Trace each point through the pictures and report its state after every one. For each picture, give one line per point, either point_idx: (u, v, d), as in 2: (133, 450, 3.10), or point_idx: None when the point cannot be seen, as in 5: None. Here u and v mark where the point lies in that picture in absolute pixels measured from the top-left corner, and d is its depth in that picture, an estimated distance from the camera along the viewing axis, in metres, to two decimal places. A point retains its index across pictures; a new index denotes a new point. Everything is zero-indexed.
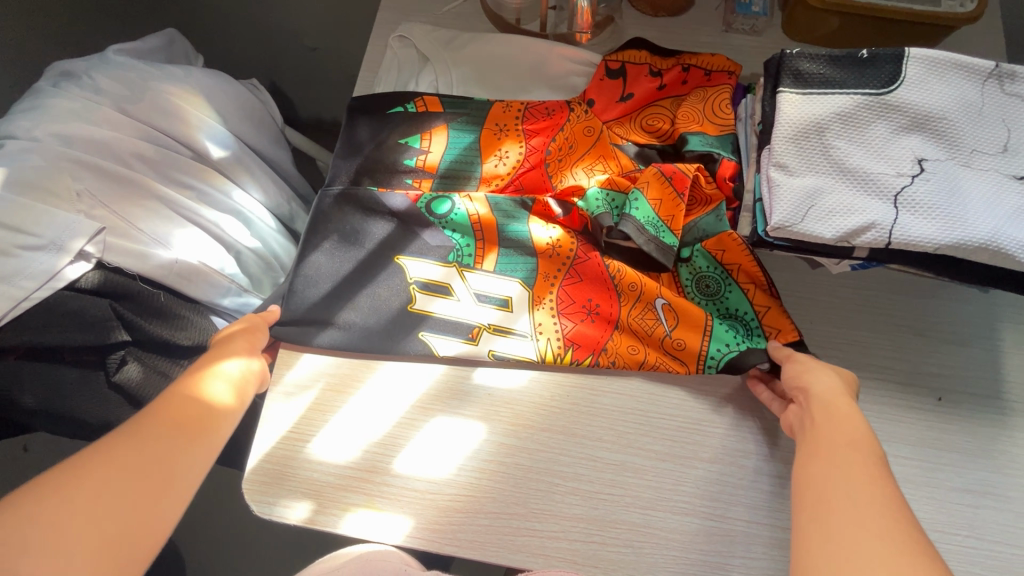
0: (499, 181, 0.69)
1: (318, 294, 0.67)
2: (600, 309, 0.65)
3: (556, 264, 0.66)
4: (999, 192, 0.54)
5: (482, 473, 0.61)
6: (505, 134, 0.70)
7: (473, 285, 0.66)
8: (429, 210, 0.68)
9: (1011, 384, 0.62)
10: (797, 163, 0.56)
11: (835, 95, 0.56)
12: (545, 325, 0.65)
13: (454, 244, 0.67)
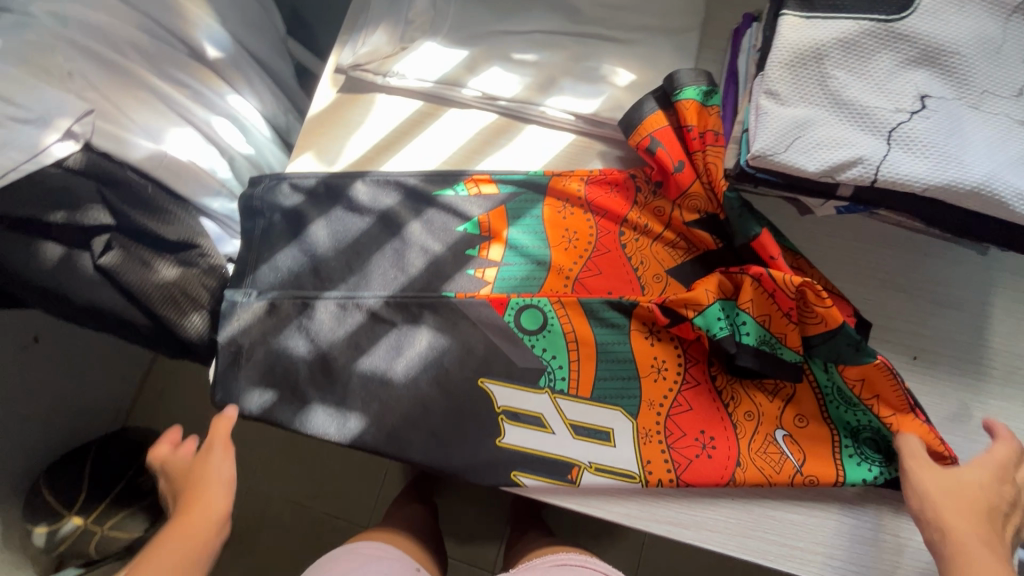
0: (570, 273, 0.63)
1: (326, 339, 0.63)
2: (714, 439, 0.56)
3: (661, 391, 0.58)
4: (1005, 136, 0.50)
5: (438, 382, 0.61)
6: (570, 230, 0.64)
7: (571, 416, 0.58)
8: (517, 321, 0.61)
9: (995, 351, 0.59)
10: (790, 92, 0.53)
11: (841, 19, 0.52)
12: (647, 448, 0.57)
13: (546, 365, 0.59)
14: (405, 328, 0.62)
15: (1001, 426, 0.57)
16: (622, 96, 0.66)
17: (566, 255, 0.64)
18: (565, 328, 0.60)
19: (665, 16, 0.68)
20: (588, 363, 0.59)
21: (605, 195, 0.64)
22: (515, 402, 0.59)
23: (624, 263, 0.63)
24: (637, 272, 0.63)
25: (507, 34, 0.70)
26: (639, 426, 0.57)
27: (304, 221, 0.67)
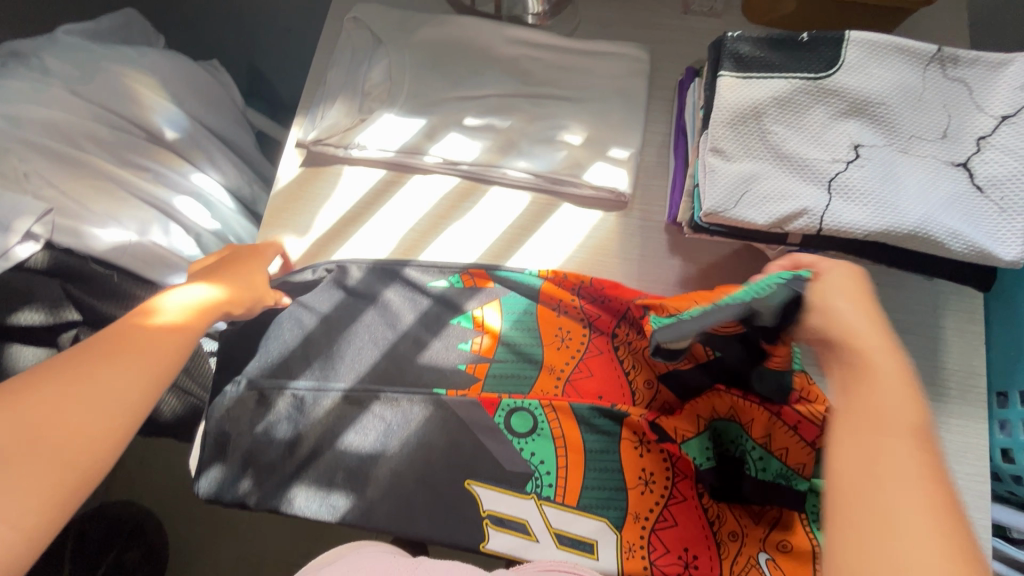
0: (559, 371, 0.63)
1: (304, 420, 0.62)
2: (694, 554, 0.54)
3: (649, 503, 0.57)
4: (934, 179, 0.53)
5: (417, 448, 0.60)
6: (565, 332, 0.64)
7: (555, 524, 0.56)
8: (508, 429, 0.60)
9: (951, 372, 0.62)
10: (734, 149, 0.56)
11: (774, 79, 0.55)
12: (630, 564, 0.54)
13: (533, 469, 0.59)
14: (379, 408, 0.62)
15: (964, 444, 0.60)
16: (579, 153, 0.68)
17: (557, 357, 0.63)
18: (554, 431, 0.59)
19: (613, 72, 0.71)
20: (577, 454, 0.59)
21: (593, 304, 0.65)
22: (502, 517, 0.57)
23: (613, 370, 0.62)
24: (628, 376, 0.62)
25: (464, 99, 0.72)
26: (623, 539, 0.55)
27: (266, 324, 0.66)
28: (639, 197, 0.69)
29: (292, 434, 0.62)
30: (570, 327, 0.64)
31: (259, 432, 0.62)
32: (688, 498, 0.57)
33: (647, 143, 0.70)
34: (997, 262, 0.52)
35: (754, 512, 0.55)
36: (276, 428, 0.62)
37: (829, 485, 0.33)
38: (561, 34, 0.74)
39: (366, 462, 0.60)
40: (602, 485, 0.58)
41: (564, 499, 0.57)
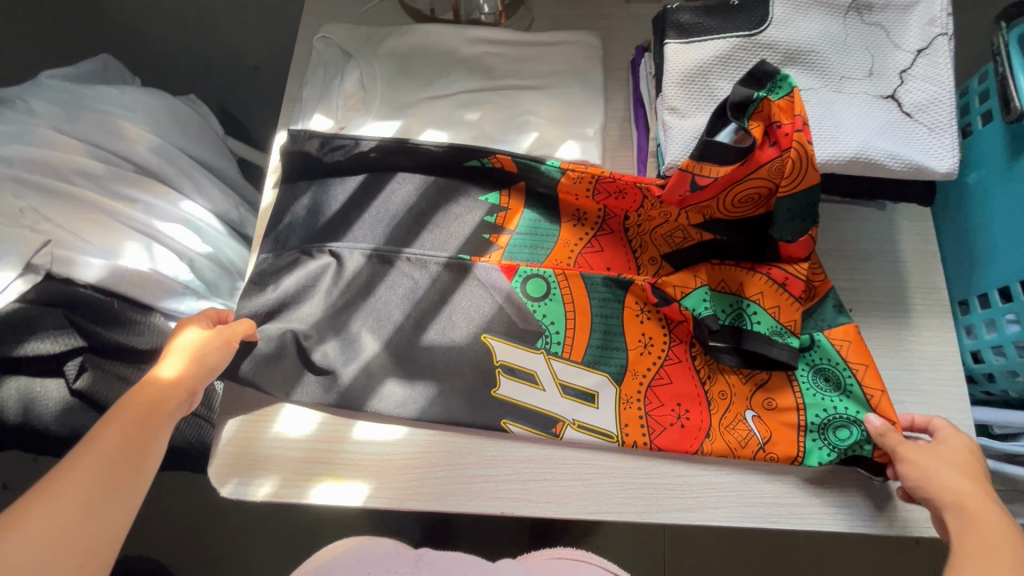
0: (566, 264, 0.69)
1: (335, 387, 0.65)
2: (687, 409, 0.63)
3: (647, 362, 0.65)
4: (868, 111, 0.59)
5: (430, 410, 0.64)
6: (582, 223, 0.70)
7: (562, 376, 0.64)
8: (525, 294, 0.67)
9: (914, 289, 0.67)
10: (687, 106, 0.61)
11: (713, 40, 0.61)
12: (628, 424, 0.62)
13: (544, 328, 0.66)
14: (430, 336, 0.67)
15: (936, 352, 0.65)
16: (547, 133, 0.73)
17: (571, 234, 0.70)
18: (566, 296, 0.67)
19: (570, 59, 0.77)
20: (583, 316, 0.66)
21: (611, 192, 0.67)
22: (514, 361, 0.65)
23: (624, 248, 0.69)
24: (634, 255, 0.69)
25: (434, 98, 0.76)
26: (622, 393, 0.64)
27: (303, 267, 0.70)
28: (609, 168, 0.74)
29: (327, 383, 0.65)
30: (586, 220, 0.70)
31: (293, 387, 0.65)
32: (682, 359, 0.65)
33: (610, 119, 0.76)
34: (934, 176, 0.57)
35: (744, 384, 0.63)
36: (310, 384, 0.65)
37: None
38: (518, 31, 0.79)
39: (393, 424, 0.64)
40: (603, 355, 0.65)
41: (570, 355, 0.65)
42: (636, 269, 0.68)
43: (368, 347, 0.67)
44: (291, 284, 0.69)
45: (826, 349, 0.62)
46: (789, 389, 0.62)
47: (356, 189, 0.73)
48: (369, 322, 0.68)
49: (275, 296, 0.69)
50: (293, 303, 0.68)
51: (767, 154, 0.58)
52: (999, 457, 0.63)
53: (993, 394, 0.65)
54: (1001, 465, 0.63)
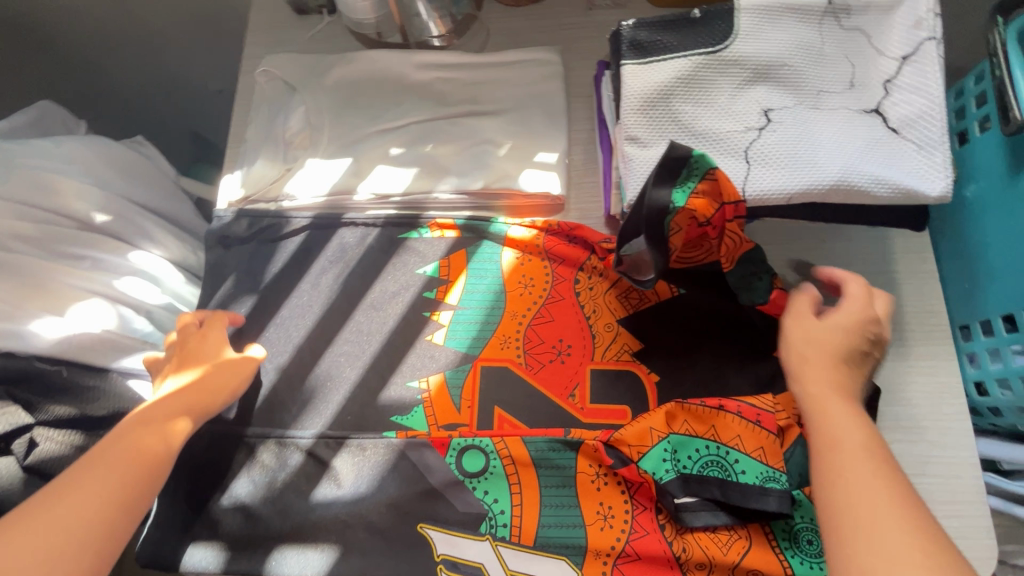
0: (519, 326, 0.64)
1: (276, 486, 0.61)
2: (661, 562, 0.54)
3: (609, 540, 0.56)
4: (849, 129, 0.53)
5: (384, 481, 0.60)
6: (531, 291, 0.65)
7: (513, 565, 0.56)
8: (456, 464, 0.59)
9: (910, 314, 0.62)
10: (649, 134, 0.55)
11: (673, 59, 0.56)
12: (594, 556, 0.55)
13: (488, 509, 0.58)
14: (340, 460, 0.61)
15: (937, 383, 0.59)
16: (506, 164, 0.68)
17: (518, 304, 0.65)
18: (508, 469, 0.58)
19: (527, 79, 0.71)
20: (529, 482, 0.58)
21: (562, 248, 0.66)
22: (457, 555, 0.57)
23: (576, 315, 0.64)
24: (589, 321, 0.64)
25: (384, 132, 0.71)
26: None
27: (252, 335, 0.67)
28: (575, 198, 0.69)
29: (252, 500, 0.61)
30: (537, 283, 0.65)
31: (230, 494, 0.61)
32: (650, 531, 0.55)
33: (573, 142, 0.70)
34: (925, 200, 0.51)
35: (725, 559, 0.54)
36: (248, 494, 0.61)
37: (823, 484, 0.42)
38: (471, 52, 0.74)
39: (345, 505, 0.60)
40: (558, 519, 0.57)
41: (521, 538, 0.57)
42: (591, 338, 0.63)
43: (276, 475, 0.62)
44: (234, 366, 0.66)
45: (807, 507, 0.55)
46: (775, 553, 0.54)
47: (281, 269, 0.69)
48: (280, 441, 0.62)
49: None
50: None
51: (699, 232, 0.55)
52: (1007, 496, 0.58)
53: (997, 427, 0.59)
54: (1009, 505, 0.58)
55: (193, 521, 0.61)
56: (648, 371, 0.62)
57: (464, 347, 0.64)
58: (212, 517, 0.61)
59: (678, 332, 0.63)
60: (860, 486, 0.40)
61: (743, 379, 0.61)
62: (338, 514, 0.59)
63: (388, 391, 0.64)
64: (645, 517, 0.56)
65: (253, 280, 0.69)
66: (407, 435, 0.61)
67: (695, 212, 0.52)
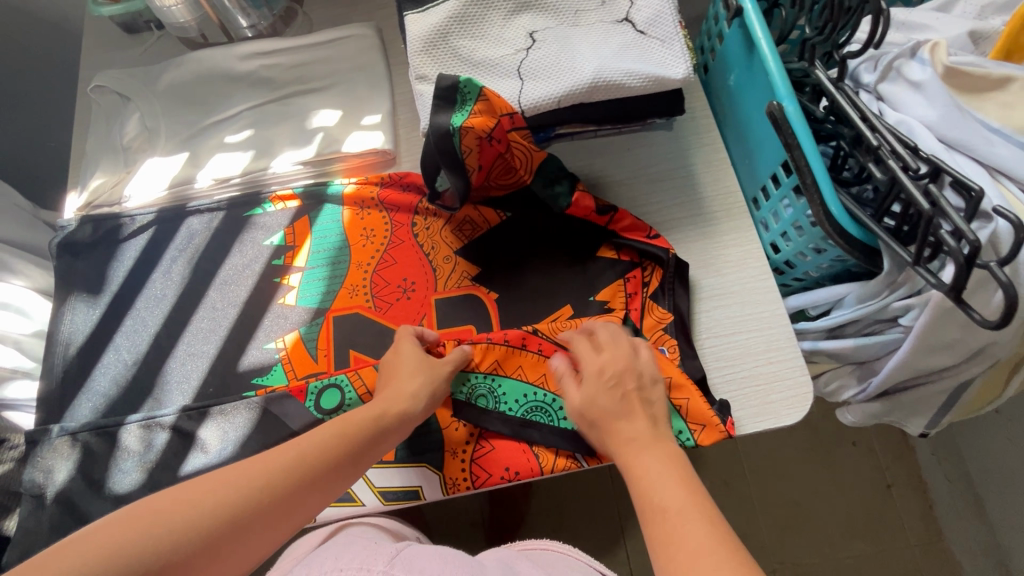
0: (365, 273, 0.68)
1: (142, 467, 0.62)
2: (510, 445, 0.59)
3: (463, 438, 0.60)
4: (604, 37, 0.60)
5: (250, 438, 0.62)
6: (373, 240, 0.69)
7: (378, 483, 0.59)
8: (316, 406, 0.62)
9: (710, 198, 0.69)
10: (435, 71, 0.61)
11: (445, 3, 0.62)
12: (452, 456, 0.59)
13: None
14: (205, 429, 0.63)
15: (742, 252, 0.66)
16: (334, 131, 0.73)
17: (361, 255, 0.69)
18: (365, 397, 0.62)
19: (349, 54, 0.77)
20: None
21: (395, 196, 0.70)
22: None
23: (417, 253, 0.68)
24: (429, 257, 0.68)
25: (218, 124, 0.75)
26: (447, 478, 0.59)
27: (110, 332, 0.68)
28: (405, 151, 0.74)
29: (122, 486, 0.61)
30: (377, 231, 0.70)
31: (95, 486, 0.62)
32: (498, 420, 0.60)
33: (398, 103, 0.76)
34: (674, 83, 0.58)
35: (565, 428, 0.59)
36: (115, 480, 0.62)
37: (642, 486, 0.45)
38: (294, 38, 0.79)
39: (214, 472, 0.61)
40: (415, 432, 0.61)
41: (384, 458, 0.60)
42: (433, 273, 0.67)
43: (145, 457, 0.62)
44: (94, 363, 0.67)
45: None
46: None
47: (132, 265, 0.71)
48: (146, 422, 0.63)
49: (65, 390, 0.67)
50: (83, 391, 0.66)
51: (495, 151, 0.60)
52: (816, 336, 0.63)
53: (800, 280, 0.65)
54: (817, 343, 0.63)
55: (60, 518, 0.60)
56: (489, 291, 0.67)
57: (316, 302, 0.67)
58: (82, 506, 0.61)
59: (512, 252, 0.68)
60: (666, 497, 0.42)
61: (573, 280, 0.66)
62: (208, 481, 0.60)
63: (246, 357, 0.66)
64: (491, 413, 0.60)
65: (106, 279, 0.71)
66: (268, 391, 0.63)
67: (476, 129, 0.57)
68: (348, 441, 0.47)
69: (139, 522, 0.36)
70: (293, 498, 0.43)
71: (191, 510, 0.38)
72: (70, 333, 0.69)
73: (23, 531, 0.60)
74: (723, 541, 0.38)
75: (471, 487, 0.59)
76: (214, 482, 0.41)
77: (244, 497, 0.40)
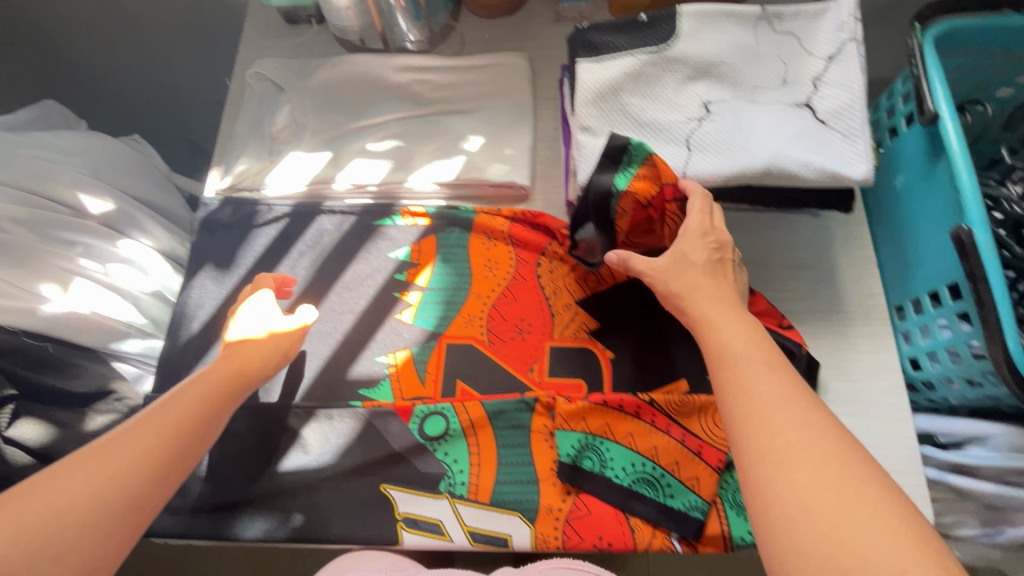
0: (483, 305, 0.68)
1: (243, 455, 0.64)
2: (606, 513, 0.59)
3: (560, 495, 0.59)
4: (781, 119, 0.58)
5: (350, 449, 0.63)
6: (496, 272, 0.69)
7: (469, 521, 0.60)
8: (420, 431, 0.63)
9: (849, 296, 0.66)
10: (600, 125, 0.61)
11: (623, 57, 0.61)
12: (546, 511, 0.59)
13: (447, 469, 0.61)
14: (309, 430, 0.64)
15: (874, 360, 0.63)
16: (474, 157, 0.73)
17: (483, 286, 0.69)
18: (468, 432, 0.63)
19: (499, 82, 0.77)
20: (487, 441, 0.62)
21: (524, 233, 0.70)
22: (418, 514, 0.60)
23: (537, 295, 0.68)
24: (549, 301, 0.68)
25: (363, 129, 0.77)
26: (538, 532, 0.58)
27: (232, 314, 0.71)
28: (540, 188, 0.74)
29: (224, 469, 0.63)
30: (502, 264, 0.70)
31: (198, 463, 0.64)
32: (599, 486, 0.59)
33: (539, 139, 0.76)
34: (850, 183, 0.56)
35: (669, 506, 0.58)
36: (218, 462, 0.64)
37: (747, 425, 0.36)
38: (447, 56, 0.80)
39: (313, 475, 0.62)
40: (513, 478, 0.61)
41: (478, 497, 0.60)
42: (551, 318, 0.67)
43: (248, 444, 0.64)
44: (213, 341, 0.70)
45: None
46: (713, 506, 0.58)
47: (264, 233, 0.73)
48: (255, 411, 0.65)
49: (183, 362, 0.69)
50: (198, 366, 0.69)
51: (646, 216, 0.59)
52: (942, 466, 0.60)
53: (934, 403, 0.62)
54: (943, 474, 0.60)
55: None
56: (604, 348, 0.66)
57: (431, 325, 0.68)
58: (185, 481, 0.63)
59: (632, 313, 0.67)
60: (792, 436, 0.34)
61: (693, 355, 0.64)
62: (306, 483, 0.62)
63: (357, 365, 0.67)
64: (594, 476, 0.59)
65: (235, 261, 0.73)
66: (374, 405, 0.64)
67: (637, 194, 0.57)
68: (233, 383, 0.52)
69: (26, 507, 0.37)
70: (178, 459, 0.44)
71: (112, 482, 0.40)
72: (196, 306, 0.71)
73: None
74: (867, 493, 0.31)
75: (561, 547, 0.58)
76: (88, 461, 0.40)
77: (124, 470, 0.41)
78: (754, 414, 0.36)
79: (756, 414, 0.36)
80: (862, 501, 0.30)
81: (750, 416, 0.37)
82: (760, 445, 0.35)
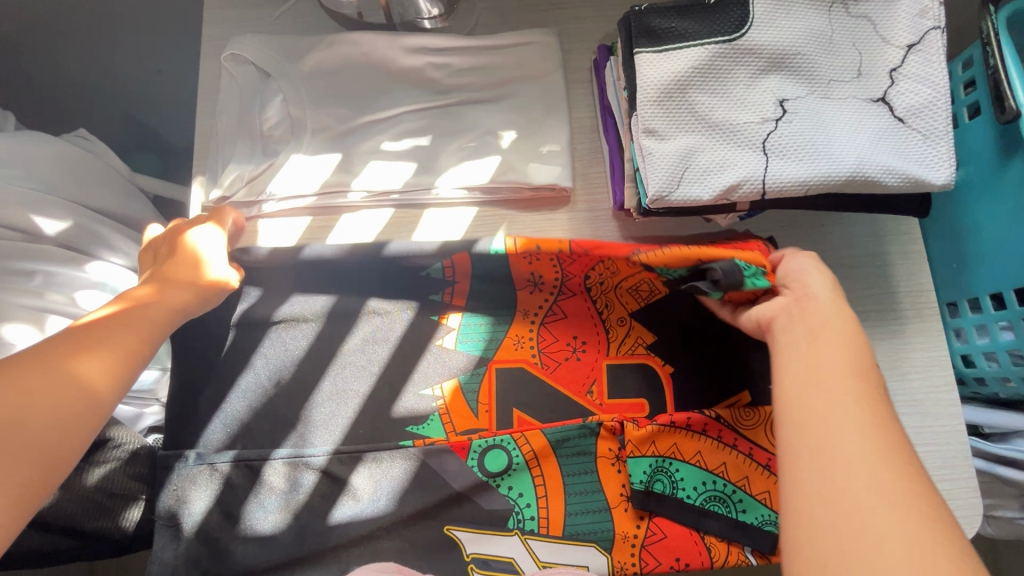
0: (532, 324, 0.64)
1: (286, 510, 0.58)
2: (681, 534, 0.57)
3: (634, 521, 0.58)
4: (860, 118, 0.54)
5: (406, 492, 0.58)
6: (543, 286, 0.64)
7: (544, 557, 0.57)
8: (479, 466, 0.59)
9: (903, 294, 0.65)
10: (667, 128, 0.54)
11: (688, 47, 0.54)
12: (622, 538, 0.57)
13: (514, 505, 0.58)
14: (358, 475, 0.59)
15: (927, 358, 0.63)
16: (509, 156, 0.65)
17: (529, 303, 0.64)
18: (531, 463, 0.59)
19: (526, 64, 0.68)
20: (552, 471, 0.59)
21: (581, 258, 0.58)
22: (489, 553, 0.57)
23: (589, 310, 0.64)
24: (601, 317, 0.64)
25: (374, 124, 0.67)
26: (615, 561, 0.57)
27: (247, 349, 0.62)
28: (581, 189, 0.67)
29: (266, 527, 0.57)
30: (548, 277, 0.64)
31: (235, 524, 0.57)
32: (672, 508, 0.58)
33: (576, 131, 0.68)
34: (931, 188, 0.53)
35: (742, 521, 0.57)
36: (258, 519, 0.58)
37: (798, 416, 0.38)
38: (462, 32, 0.69)
39: (368, 524, 0.57)
40: (584, 507, 0.58)
41: (549, 531, 0.58)
42: (605, 335, 0.64)
43: (291, 497, 0.58)
44: (228, 383, 0.62)
45: None
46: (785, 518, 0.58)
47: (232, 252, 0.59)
48: (294, 460, 0.59)
49: (197, 409, 0.61)
50: (217, 414, 0.61)
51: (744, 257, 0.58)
52: (989, 457, 0.63)
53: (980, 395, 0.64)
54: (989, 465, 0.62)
55: (200, 554, 0.56)
56: (663, 363, 0.64)
57: (478, 350, 0.63)
58: (224, 546, 0.57)
59: (690, 324, 0.64)
60: (848, 441, 0.35)
61: None
62: (363, 532, 0.57)
63: (402, 400, 0.62)
64: (668, 499, 0.58)
65: None
66: (427, 442, 0.59)
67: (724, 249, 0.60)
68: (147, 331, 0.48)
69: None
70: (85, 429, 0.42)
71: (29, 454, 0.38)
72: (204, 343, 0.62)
73: (156, 563, 0.56)
74: (917, 510, 0.32)
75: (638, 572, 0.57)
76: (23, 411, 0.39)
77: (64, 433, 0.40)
78: (810, 405, 0.38)
79: (811, 403, 0.38)
80: (893, 505, 0.32)
81: (798, 406, 0.39)
82: (803, 440, 0.37)
